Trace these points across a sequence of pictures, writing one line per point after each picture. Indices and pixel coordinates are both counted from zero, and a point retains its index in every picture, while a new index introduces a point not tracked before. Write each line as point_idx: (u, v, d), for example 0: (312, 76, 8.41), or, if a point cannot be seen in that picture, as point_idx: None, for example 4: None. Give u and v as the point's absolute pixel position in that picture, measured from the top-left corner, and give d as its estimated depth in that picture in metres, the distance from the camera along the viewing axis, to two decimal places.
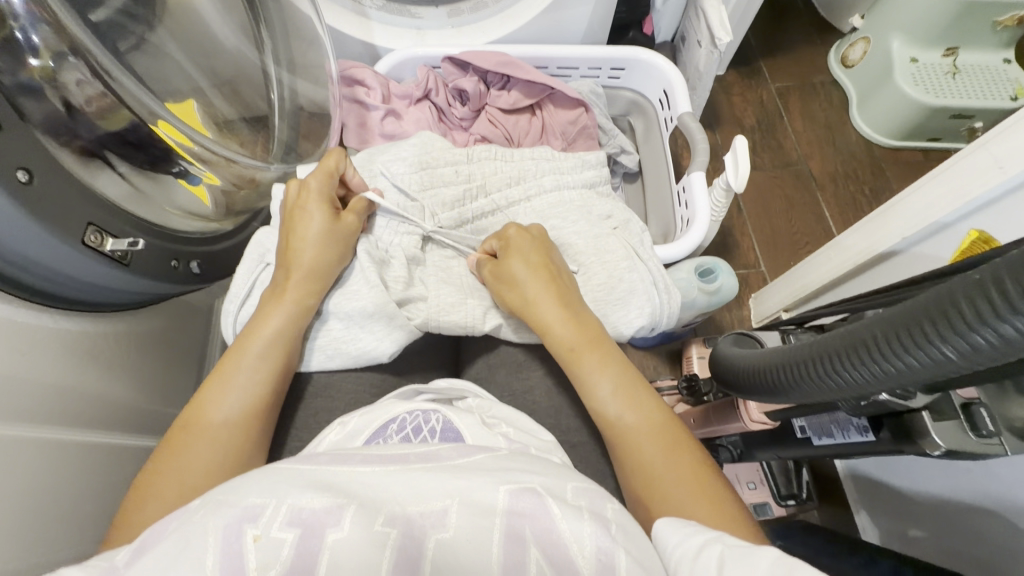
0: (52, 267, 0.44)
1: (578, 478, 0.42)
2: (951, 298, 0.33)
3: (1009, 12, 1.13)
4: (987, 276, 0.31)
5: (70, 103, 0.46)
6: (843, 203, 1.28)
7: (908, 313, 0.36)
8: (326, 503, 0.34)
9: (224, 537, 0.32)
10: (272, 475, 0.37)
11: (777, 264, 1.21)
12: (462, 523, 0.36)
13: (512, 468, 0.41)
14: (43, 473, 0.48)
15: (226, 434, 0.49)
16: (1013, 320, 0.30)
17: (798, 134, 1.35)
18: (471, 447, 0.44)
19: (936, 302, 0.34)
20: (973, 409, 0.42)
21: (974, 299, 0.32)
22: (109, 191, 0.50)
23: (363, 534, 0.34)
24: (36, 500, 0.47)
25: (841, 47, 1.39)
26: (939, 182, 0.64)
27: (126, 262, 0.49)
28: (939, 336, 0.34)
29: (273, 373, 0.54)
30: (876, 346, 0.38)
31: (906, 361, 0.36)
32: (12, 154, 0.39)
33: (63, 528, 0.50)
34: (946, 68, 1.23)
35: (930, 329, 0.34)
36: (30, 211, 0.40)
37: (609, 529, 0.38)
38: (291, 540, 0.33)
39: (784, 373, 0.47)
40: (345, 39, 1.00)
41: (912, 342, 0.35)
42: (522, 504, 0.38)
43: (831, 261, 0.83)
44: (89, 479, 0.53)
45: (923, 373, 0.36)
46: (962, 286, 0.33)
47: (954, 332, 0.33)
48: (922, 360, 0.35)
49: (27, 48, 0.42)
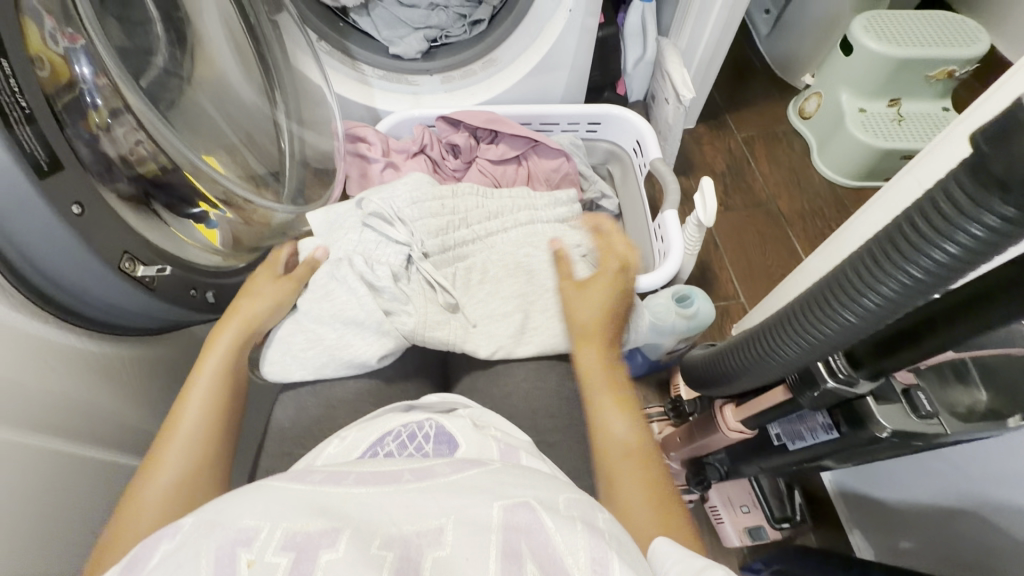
0: (91, 289, 0.50)
1: (571, 492, 0.44)
2: (850, 273, 0.43)
3: (939, 67, 1.28)
4: (867, 253, 0.41)
5: (117, 151, 0.54)
6: (813, 239, 1.37)
7: (827, 290, 0.46)
8: (323, 526, 0.35)
9: (215, 562, 0.33)
10: (272, 494, 0.39)
11: (755, 295, 1.28)
12: (458, 543, 0.36)
13: (507, 483, 0.43)
14: (43, 483, 0.50)
15: (202, 452, 0.55)
16: (890, 283, 0.40)
17: (766, 177, 1.46)
18: (464, 465, 0.47)
19: (841, 277, 0.44)
20: (911, 393, 0.50)
21: (863, 273, 0.42)
22: (140, 225, 0.56)
23: (356, 556, 0.33)
24: (34, 509, 0.49)
25: (797, 101, 1.54)
26: (877, 205, 0.71)
27: (153, 287, 0.55)
28: (847, 302, 0.43)
29: (234, 394, 0.60)
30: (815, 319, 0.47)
31: (834, 324, 0.45)
32: (72, 190, 0.46)
33: (57, 539, 0.52)
34: (890, 117, 1.36)
35: (842, 299, 0.44)
36: (79, 237, 0.47)
37: (601, 536, 0.39)
38: (284, 564, 0.33)
39: (756, 354, 0.57)
40: (350, 103, 1.12)
41: (834, 311, 0.45)
42: (519, 519, 0.39)
43: (797, 284, 0.90)
44: (83, 494, 0.56)
45: (849, 332, 0.45)
46: (854, 263, 0.43)
47: (856, 299, 0.43)
48: (843, 322, 0.44)
49: (90, 105, 0.51)
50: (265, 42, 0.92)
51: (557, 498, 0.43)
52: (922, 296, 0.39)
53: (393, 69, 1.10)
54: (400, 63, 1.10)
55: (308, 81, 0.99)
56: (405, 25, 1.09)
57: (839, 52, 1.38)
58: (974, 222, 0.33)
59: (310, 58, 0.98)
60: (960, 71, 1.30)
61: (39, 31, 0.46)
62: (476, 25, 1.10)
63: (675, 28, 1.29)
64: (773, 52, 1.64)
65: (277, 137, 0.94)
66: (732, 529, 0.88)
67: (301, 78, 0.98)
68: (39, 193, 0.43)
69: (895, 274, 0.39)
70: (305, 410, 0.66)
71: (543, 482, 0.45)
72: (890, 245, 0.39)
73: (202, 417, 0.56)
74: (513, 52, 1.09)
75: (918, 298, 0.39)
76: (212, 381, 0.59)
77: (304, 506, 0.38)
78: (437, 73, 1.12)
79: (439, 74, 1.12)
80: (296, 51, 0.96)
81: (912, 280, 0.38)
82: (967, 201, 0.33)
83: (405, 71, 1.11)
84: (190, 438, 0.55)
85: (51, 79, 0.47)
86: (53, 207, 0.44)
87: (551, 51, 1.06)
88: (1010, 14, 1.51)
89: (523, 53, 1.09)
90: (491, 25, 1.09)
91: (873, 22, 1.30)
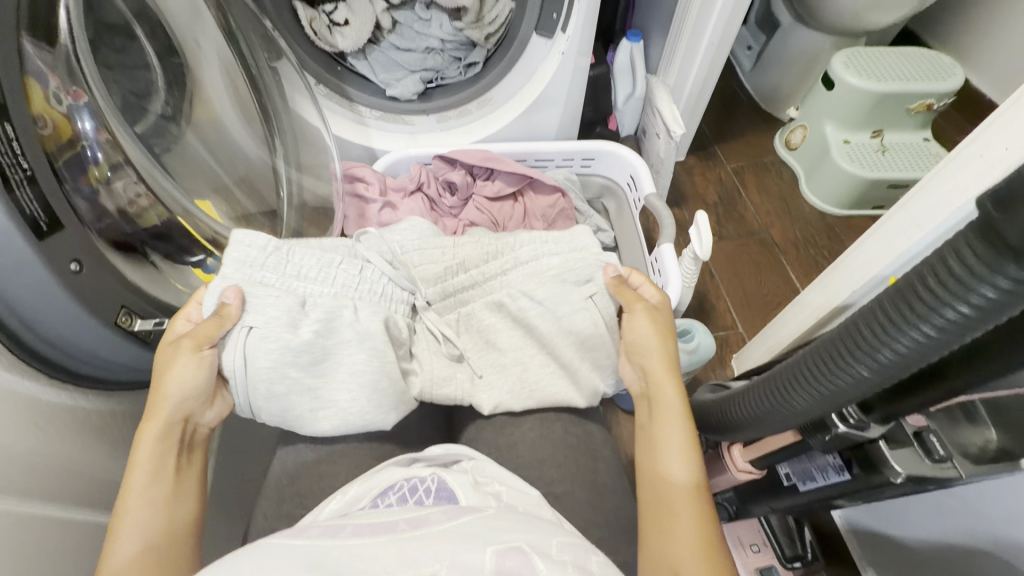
0: (88, 346, 0.49)
1: (562, 533, 0.42)
2: (863, 327, 0.45)
3: (919, 100, 1.33)
4: (880, 309, 0.43)
5: (117, 205, 0.54)
6: (806, 267, 1.38)
7: (839, 342, 0.47)
8: None
9: None
10: (263, 551, 0.37)
11: (753, 324, 1.28)
12: None
13: (500, 527, 0.41)
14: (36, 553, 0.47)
15: (163, 525, 0.53)
16: (903, 338, 0.41)
17: (757, 206, 1.48)
18: (460, 509, 0.44)
19: (854, 331, 0.46)
20: (924, 436, 0.50)
21: (877, 328, 0.43)
22: (137, 277, 0.56)
23: None
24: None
25: (783, 133, 1.58)
26: (872, 241, 0.72)
27: (148, 341, 0.55)
28: (860, 356, 0.45)
29: (185, 460, 0.58)
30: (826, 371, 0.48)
31: (848, 377, 0.47)
32: (71, 248, 0.46)
33: None
34: (874, 147, 1.40)
35: (855, 352, 0.45)
36: (75, 295, 0.46)
37: None
38: None
39: (764, 404, 0.57)
40: (347, 143, 1.14)
41: (848, 363, 0.46)
42: (510, 564, 0.37)
43: (796, 316, 0.90)
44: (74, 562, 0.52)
45: (863, 385, 0.46)
46: (868, 317, 0.45)
47: (870, 353, 0.44)
48: (856, 374, 0.46)
49: (91, 161, 0.52)
50: (263, 88, 0.93)
51: (551, 540, 0.41)
52: (935, 352, 0.41)
53: (389, 110, 1.12)
54: (396, 104, 1.12)
55: (305, 124, 1.00)
56: (402, 67, 1.12)
57: (821, 87, 1.43)
58: (985, 284, 0.35)
59: (308, 101, 0.99)
60: (938, 104, 1.35)
61: (44, 92, 0.46)
62: (471, 66, 1.12)
63: (664, 66, 1.33)
64: (757, 85, 1.69)
65: (274, 180, 0.95)
66: (744, 569, 0.87)
67: (298, 121, 0.99)
68: (37, 256, 0.43)
69: (909, 331, 0.41)
70: (303, 459, 0.64)
71: (536, 524, 0.43)
72: (903, 303, 0.41)
73: (153, 487, 0.54)
74: (507, 93, 1.11)
75: (930, 354, 0.41)
76: (155, 450, 0.55)
77: (300, 562, 0.35)
78: (433, 113, 1.14)
79: (434, 114, 1.14)
80: (294, 95, 0.98)
81: (925, 337, 0.40)
82: (979, 265, 0.35)
83: (402, 112, 1.13)
84: (152, 510, 0.53)
85: (53, 137, 0.47)
86: (50, 267, 0.44)
87: (546, 91, 1.08)
88: (980, 49, 1.58)
89: (517, 93, 1.11)
90: (486, 67, 1.11)
91: (852, 58, 1.36)
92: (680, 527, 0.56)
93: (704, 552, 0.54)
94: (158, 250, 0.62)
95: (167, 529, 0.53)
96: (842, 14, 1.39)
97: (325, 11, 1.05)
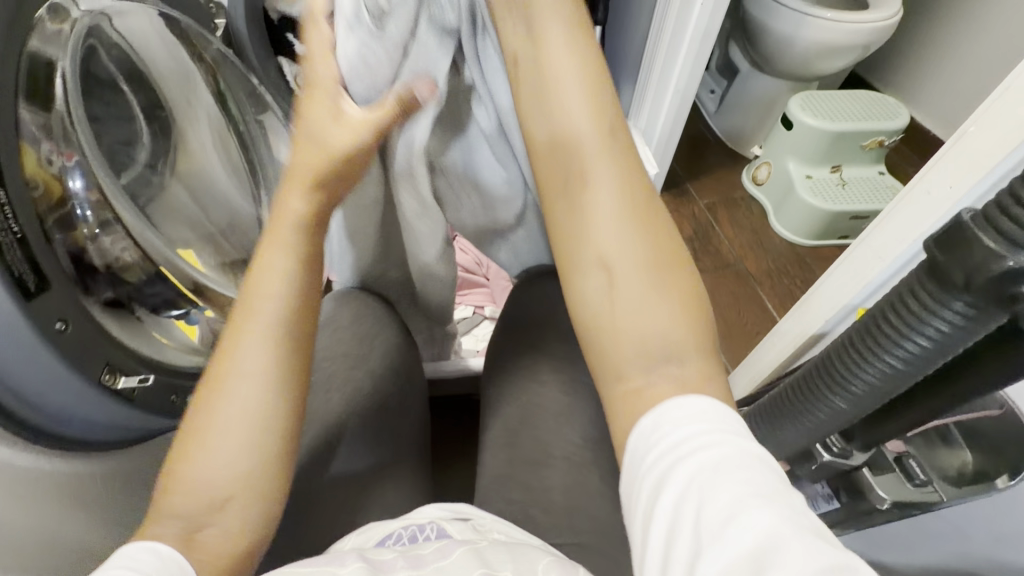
0: (74, 410, 0.48)
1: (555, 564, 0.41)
2: (839, 358, 0.52)
3: (871, 138, 1.44)
4: (852, 340, 0.51)
5: (104, 261, 0.55)
6: (782, 296, 1.43)
7: (820, 371, 0.54)
8: None
9: None
10: None
11: (736, 355, 1.31)
12: None
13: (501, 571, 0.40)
14: None
15: (253, 440, 0.44)
16: (873, 367, 0.48)
17: (731, 240, 1.54)
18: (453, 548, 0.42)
19: (831, 361, 0.53)
20: (904, 462, 0.56)
21: (851, 359, 0.50)
22: (121, 332, 0.55)
23: None
24: None
25: (750, 169, 1.66)
26: (838, 272, 0.76)
27: (133, 398, 0.53)
28: (840, 385, 0.51)
29: (297, 360, 0.47)
30: (812, 397, 0.55)
31: (829, 403, 0.53)
32: (57, 308, 0.45)
33: None
34: (835, 182, 1.48)
35: (832, 381, 0.52)
36: (61, 356, 0.45)
37: None
38: None
39: (756, 434, 0.63)
40: None
41: (828, 391, 0.53)
42: None
43: (776, 346, 0.93)
44: None
45: (846, 410, 0.52)
46: (842, 348, 0.52)
47: (846, 382, 0.51)
48: (836, 401, 0.52)
49: (81, 218, 0.53)
50: (249, 140, 0.95)
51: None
52: (903, 380, 0.47)
53: None
54: None
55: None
56: None
57: (781, 127, 1.52)
58: (941, 317, 0.42)
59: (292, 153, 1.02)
60: (888, 141, 1.45)
61: (37, 156, 0.47)
62: None
63: (635, 111, 1.41)
64: (722, 125, 1.79)
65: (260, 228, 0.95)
66: None
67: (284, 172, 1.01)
68: (25, 316, 0.42)
69: (878, 362, 0.48)
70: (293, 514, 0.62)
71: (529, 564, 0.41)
72: (870, 334, 0.48)
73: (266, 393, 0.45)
74: None
75: (899, 382, 0.48)
76: (285, 357, 0.46)
77: None
78: None
79: None
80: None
81: (895, 366, 0.47)
82: (935, 296, 0.43)
83: None
84: (243, 410, 0.44)
85: (45, 198, 0.48)
86: (37, 328, 0.43)
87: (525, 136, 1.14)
88: (919, 90, 1.73)
89: None
90: None
91: (807, 101, 1.46)
92: (596, 294, 0.48)
93: (677, 321, 0.45)
94: (144, 305, 0.61)
95: (246, 442, 0.44)
96: (793, 62, 1.49)
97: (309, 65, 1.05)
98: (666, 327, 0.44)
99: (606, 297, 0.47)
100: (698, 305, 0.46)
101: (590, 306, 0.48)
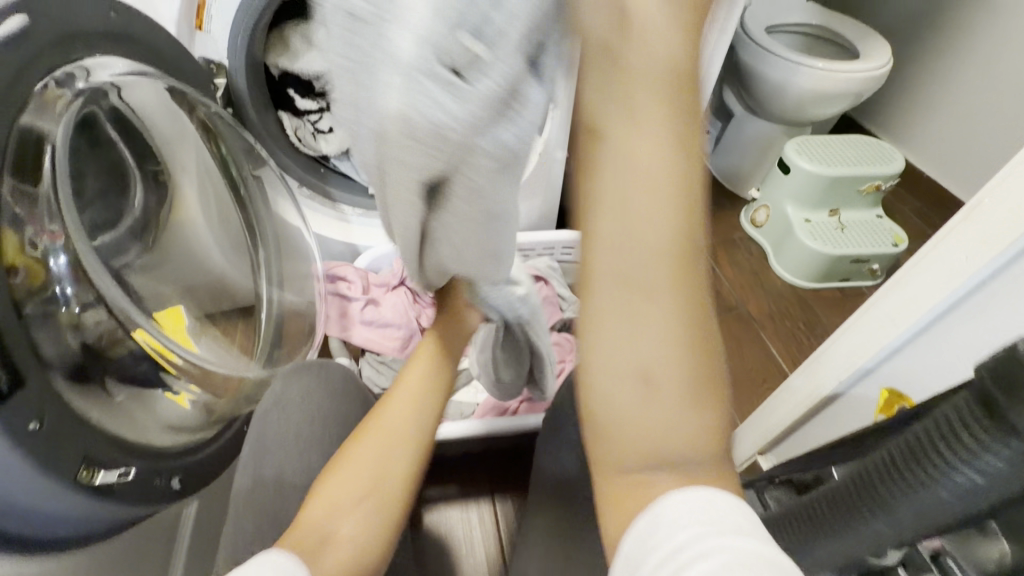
0: (46, 514, 0.44)
1: None
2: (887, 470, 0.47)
3: (867, 182, 1.45)
4: (902, 457, 0.46)
5: (84, 343, 0.53)
6: (785, 340, 1.41)
7: (868, 483, 0.49)
8: None
9: None
10: None
11: (743, 404, 1.27)
12: None
13: None
14: None
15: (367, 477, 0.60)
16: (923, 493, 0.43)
17: (732, 282, 1.52)
18: None
19: (876, 472, 0.48)
20: (941, 560, 0.49)
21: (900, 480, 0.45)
22: (104, 418, 0.52)
23: None
24: None
25: (748, 211, 1.66)
26: (848, 332, 0.75)
27: (112, 492, 0.49)
28: (880, 505, 0.47)
29: (405, 440, 0.64)
30: (857, 510, 0.50)
31: (873, 518, 0.48)
32: (32, 406, 0.42)
33: None
34: (833, 225, 1.48)
35: (879, 498, 0.47)
36: (35, 459, 0.41)
37: None
38: None
39: (789, 523, 0.59)
40: (329, 241, 1.14)
41: (874, 509, 0.48)
42: None
43: (785, 403, 0.90)
44: None
45: (892, 531, 0.47)
46: (891, 462, 0.47)
47: (891, 502, 0.46)
48: (880, 518, 0.47)
49: (62, 300, 0.51)
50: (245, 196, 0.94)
51: None
52: (957, 513, 0.42)
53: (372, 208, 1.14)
54: None
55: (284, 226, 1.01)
56: None
57: (777, 170, 1.54)
58: (994, 454, 0.38)
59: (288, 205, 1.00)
60: (884, 185, 1.46)
61: (17, 241, 0.45)
62: None
63: None
64: (718, 166, 1.80)
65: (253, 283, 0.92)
66: None
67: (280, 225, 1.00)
68: None
69: (932, 488, 0.42)
70: None
71: None
72: (923, 453, 0.44)
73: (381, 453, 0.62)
74: None
75: (955, 516, 0.42)
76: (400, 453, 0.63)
77: None
78: None
79: None
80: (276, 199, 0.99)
81: (949, 497, 0.41)
82: (985, 434, 0.39)
83: None
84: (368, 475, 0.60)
85: (25, 284, 0.45)
86: (10, 432, 0.40)
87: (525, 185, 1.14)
88: (910, 134, 1.76)
89: None
90: None
91: (802, 146, 1.48)
92: (629, 407, 0.34)
93: (689, 429, 0.34)
94: (124, 383, 0.58)
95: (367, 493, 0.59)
96: (787, 108, 1.51)
97: (308, 118, 1.04)
98: (679, 391, 0.34)
99: (640, 387, 0.33)
100: (687, 326, 0.34)
101: (630, 393, 0.34)
